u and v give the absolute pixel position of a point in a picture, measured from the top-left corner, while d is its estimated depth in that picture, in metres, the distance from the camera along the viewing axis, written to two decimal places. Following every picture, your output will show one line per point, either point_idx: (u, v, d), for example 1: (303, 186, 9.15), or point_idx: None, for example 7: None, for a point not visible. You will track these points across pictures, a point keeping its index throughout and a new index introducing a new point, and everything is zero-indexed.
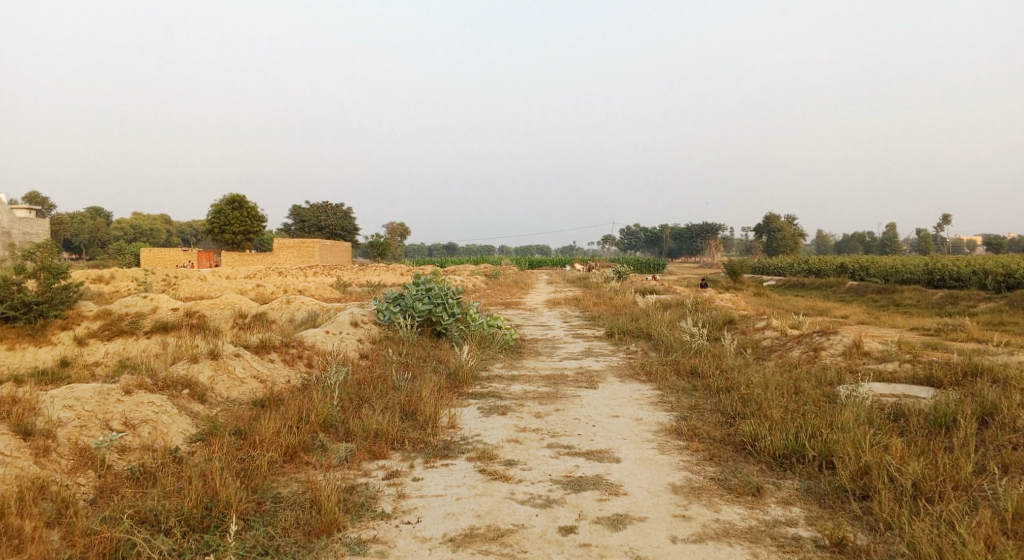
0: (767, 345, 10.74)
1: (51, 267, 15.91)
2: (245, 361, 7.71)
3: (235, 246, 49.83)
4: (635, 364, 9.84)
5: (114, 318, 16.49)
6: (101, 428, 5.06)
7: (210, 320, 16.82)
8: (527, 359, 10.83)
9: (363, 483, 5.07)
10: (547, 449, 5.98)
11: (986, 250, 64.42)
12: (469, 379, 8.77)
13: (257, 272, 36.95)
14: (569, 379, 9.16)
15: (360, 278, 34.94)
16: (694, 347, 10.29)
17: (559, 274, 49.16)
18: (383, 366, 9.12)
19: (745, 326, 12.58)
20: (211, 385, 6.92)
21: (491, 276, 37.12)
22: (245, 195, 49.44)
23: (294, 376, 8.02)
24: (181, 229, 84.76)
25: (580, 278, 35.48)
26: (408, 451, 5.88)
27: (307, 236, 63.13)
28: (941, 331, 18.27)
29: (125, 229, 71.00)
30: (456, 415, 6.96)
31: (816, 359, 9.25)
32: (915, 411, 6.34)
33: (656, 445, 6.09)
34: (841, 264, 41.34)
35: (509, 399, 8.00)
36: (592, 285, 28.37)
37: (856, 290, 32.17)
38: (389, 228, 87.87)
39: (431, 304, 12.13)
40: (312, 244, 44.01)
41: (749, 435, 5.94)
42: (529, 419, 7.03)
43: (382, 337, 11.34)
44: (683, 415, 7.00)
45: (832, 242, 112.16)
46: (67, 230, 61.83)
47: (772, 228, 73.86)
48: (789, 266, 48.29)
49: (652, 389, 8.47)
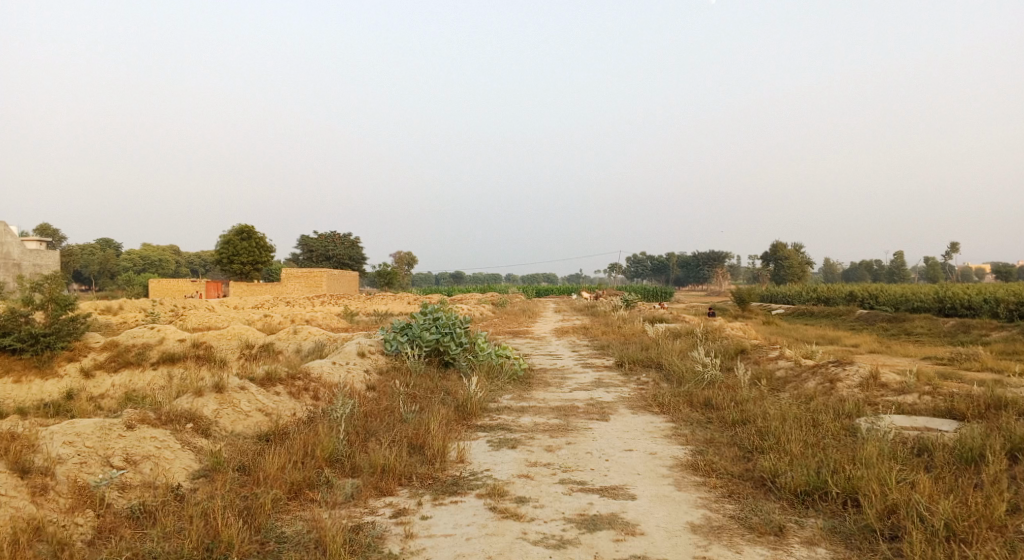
0: (782, 375, 10.53)
1: (59, 298, 15.90)
2: (251, 394, 7.58)
3: (243, 276, 49.98)
4: (647, 396, 9.65)
5: (120, 349, 16.42)
6: (102, 465, 4.94)
7: (217, 350, 16.73)
8: (536, 390, 10.65)
9: (370, 522, 4.91)
10: (559, 485, 5.79)
11: (995, 278, 63.97)
12: (478, 411, 8.60)
13: (265, 302, 36.99)
14: (580, 410, 8.98)
15: (367, 307, 34.89)
16: (706, 378, 10.11)
17: (566, 302, 49.02)
18: (390, 397, 8.97)
19: (757, 356, 12.38)
20: (215, 419, 6.80)
21: (498, 305, 36.99)
22: (254, 226, 49.72)
23: (300, 409, 7.88)
24: (190, 259, 85.25)
25: (588, 307, 35.28)
26: (416, 487, 5.72)
27: (315, 266, 63.31)
28: (956, 360, 17.99)
29: (135, 260, 71.47)
30: (465, 449, 6.79)
31: (833, 390, 9.04)
32: (940, 445, 6.14)
33: (672, 481, 5.90)
34: (850, 292, 41.04)
35: (519, 431, 7.82)
36: (600, 314, 28.19)
37: (867, 318, 31.84)
38: (397, 257, 88.15)
39: (438, 334, 12.00)
40: (319, 273, 44.09)
41: (768, 471, 5.75)
42: (539, 452, 6.85)
43: (389, 368, 11.19)
44: (699, 449, 6.80)
45: (840, 269, 111.66)
46: (76, 262, 62.23)
47: (780, 255, 73.61)
48: (798, 294, 47.97)
49: (665, 421, 8.28)
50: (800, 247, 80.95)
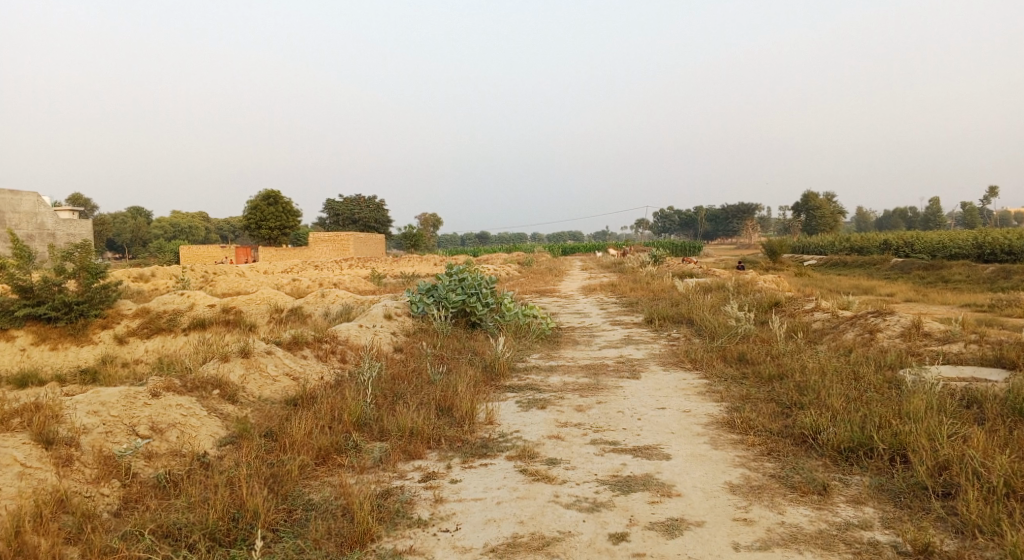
0: (818, 328, 10.20)
1: (90, 267, 16.07)
2: (277, 359, 7.52)
3: (271, 242, 50.38)
4: (679, 352, 9.42)
5: (152, 316, 16.62)
6: (127, 434, 4.91)
7: (247, 315, 16.85)
8: (564, 349, 10.48)
9: (399, 487, 4.81)
10: (591, 445, 5.64)
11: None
12: (506, 371, 8.46)
13: (293, 266, 37.29)
14: (610, 368, 8.80)
15: (394, 269, 34.97)
16: (740, 333, 9.83)
17: (592, 259, 48.70)
18: (417, 359, 8.87)
19: (791, 308, 12.03)
20: (242, 385, 6.74)
21: (524, 264, 36.74)
22: (280, 191, 49.87)
23: (327, 373, 7.82)
24: (219, 226, 86.29)
25: (615, 264, 34.86)
26: (445, 450, 5.61)
27: (341, 230, 63.56)
28: (997, 307, 17.39)
29: (166, 228, 72.55)
30: (494, 410, 6.66)
31: (873, 342, 8.71)
32: (991, 396, 5.83)
33: (707, 439, 5.71)
34: (885, 240, 39.97)
35: (548, 391, 7.67)
36: (627, 270, 27.79)
37: (902, 267, 31.02)
38: (422, 219, 88.15)
39: (464, 295, 11.85)
40: (346, 237, 44.23)
41: (810, 427, 5.52)
42: (570, 412, 6.70)
43: (415, 329, 11.10)
44: (735, 406, 6.58)
45: (874, 218, 108.93)
46: (109, 231, 63.38)
47: (811, 206, 71.88)
48: (830, 245, 46.92)
49: (698, 378, 8.07)
50: (832, 196, 78.92)
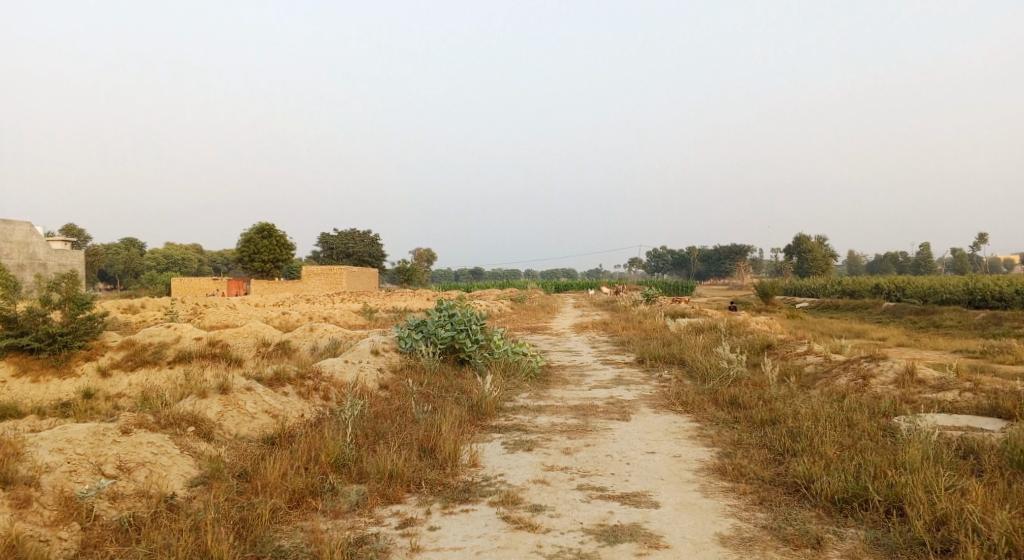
0: (811, 372, 10.05)
1: (76, 298, 15.84)
2: (257, 395, 7.32)
3: (263, 275, 50.16)
4: (670, 394, 9.26)
5: (137, 347, 16.35)
6: (93, 473, 4.69)
7: (233, 348, 16.60)
8: (554, 388, 10.30)
9: (375, 534, 4.60)
10: (577, 491, 5.44)
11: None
12: (493, 411, 8.26)
13: (285, 300, 37.06)
14: (599, 410, 8.61)
15: (386, 304, 34.77)
16: (732, 375, 9.68)
17: (585, 297, 48.60)
18: (402, 397, 8.67)
19: (784, 351, 11.89)
20: (219, 422, 6.53)
21: (516, 301, 36.62)
22: (274, 224, 49.86)
23: (309, 410, 7.61)
24: (212, 258, 86.06)
25: (607, 302, 34.78)
26: (426, 493, 5.40)
27: (334, 263, 63.46)
28: (989, 353, 17.33)
29: (158, 259, 72.22)
30: (479, 452, 6.46)
31: (866, 387, 8.57)
32: (988, 447, 5.68)
33: (698, 487, 5.53)
34: (876, 284, 40.11)
35: (535, 432, 7.48)
36: (619, 309, 27.67)
37: (893, 311, 31.04)
38: (416, 254, 88.19)
39: (453, 331, 11.69)
40: (339, 271, 44.10)
41: (803, 476, 5.35)
42: (557, 455, 6.51)
43: (403, 366, 10.90)
44: (726, 452, 6.40)
45: (865, 261, 109.70)
46: (101, 261, 63.11)
47: (802, 248, 72.35)
48: (822, 287, 47.05)
49: (689, 421, 7.89)
50: (823, 240, 79.53)
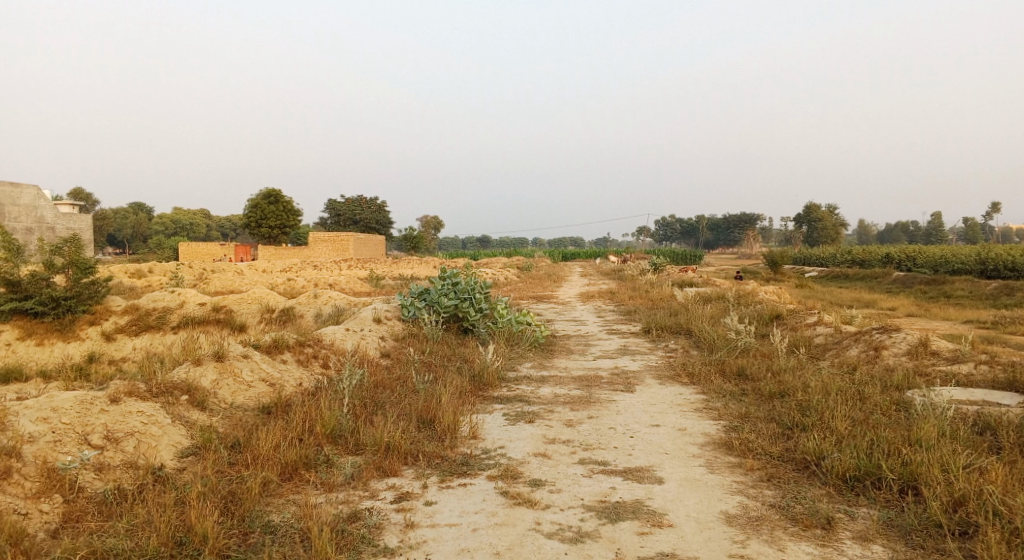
0: (821, 343, 9.82)
1: (79, 262, 15.70)
2: (254, 363, 7.17)
3: (271, 241, 50.05)
4: (676, 365, 9.07)
5: (142, 312, 16.28)
6: (79, 444, 4.53)
7: (237, 314, 16.50)
8: (558, 358, 10.13)
9: (369, 509, 4.45)
10: (579, 466, 5.28)
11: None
12: (495, 381, 8.10)
13: (291, 266, 37.00)
14: (603, 380, 8.43)
15: (392, 271, 34.61)
16: (740, 346, 9.46)
17: (592, 265, 48.30)
18: (403, 367, 8.51)
19: (793, 321, 11.65)
20: (214, 390, 6.39)
21: (523, 269, 36.45)
22: (281, 190, 49.60)
23: (307, 379, 7.47)
24: (220, 224, 86.07)
25: (615, 271, 34.52)
26: (422, 466, 5.25)
27: (342, 230, 63.27)
28: (1000, 324, 17.03)
29: (167, 224, 72.20)
30: (479, 423, 6.30)
31: (878, 360, 8.34)
32: (1007, 423, 5.46)
33: (703, 462, 5.35)
34: (887, 254, 39.57)
35: (538, 404, 7.31)
36: (626, 278, 27.42)
37: (903, 281, 30.64)
38: (423, 220, 87.86)
39: (457, 300, 11.50)
40: (346, 237, 43.89)
41: (814, 452, 5.17)
42: (559, 428, 6.34)
43: (405, 334, 10.74)
44: (734, 425, 6.22)
45: (875, 231, 108.59)
46: (110, 226, 63.14)
47: (813, 217, 71.50)
48: (831, 256, 46.58)
49: (695, 393, 7.71)
50: (834, 209, 78.57)
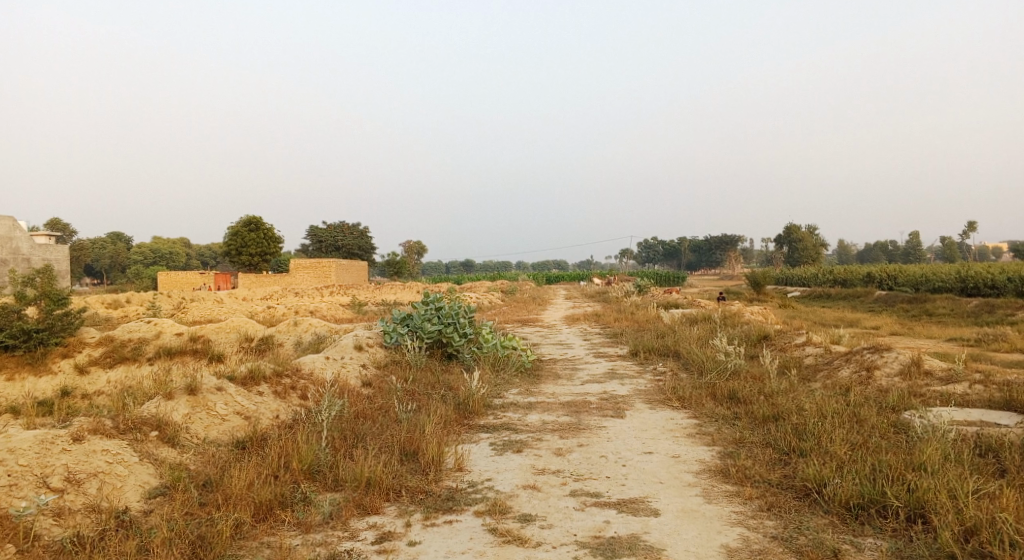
0: (811, 364, 9.68)
1: (52, 293, 15.25)
2: (228, 395, 6.86)
3: (252, 268, 49.49)
4: (666, 389, 8.88)
5: (116, 344, 15.82)
6: (36, 487, 4.20)
7: (216, 344, 16.09)
8: (545, 383, 9.89)
9: (349, 551, 4.18)
10: (570, 498, 5.04)
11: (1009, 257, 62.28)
12: (481, 409, 7.85)
13: (273, 293, 36.53)
14: (592, 406, 8.21)
15: (376, 297, 34.26)
16: (729, 368, 9.30)
17: (577, 288, 48.23)
18: (386, 395, 8.23)
19: (782, 342, 11.51)
20: (186, 425, 6.07)
21: (507, 293, 36.22)
22: (262, 218, 49.20)
23: (285, 411, 7.17)
24: (201, 252, 85.15)
25: (599, 294, 34.45)
26: (406, 503, 4.99)
27: (324, 256, 62.78)
28: (984, 341, 17.06)
29: (146, 253, 71.25)
30: (465, 454, 6.04)
31: (870, 381, 8.20)
32: (1009, 445, 5.32)
33: (700, 491, 5.13)
34: (868, 273, 39.89)
35: (525, 432, 7.06)
36: (611, 301, 27.30)
37: (885, 300, 30.80)
38: (406, 246, 87.53)
39: (441, 325, 11.25)
40: (328, 264, 43.48)
41: (814, 479, 4.97)
42: (548, 457, 6.10)
43: (387, 361, 10.45)
44: (729, 452, 6.02)
45: (854, 251, 109.91)
46: (87, 256, 62.14)
47: (793, 238, 72.21)
48: (812, 276, 46.85)
49: (687, 418, 7.51)
50: (814, 230, 79.48)
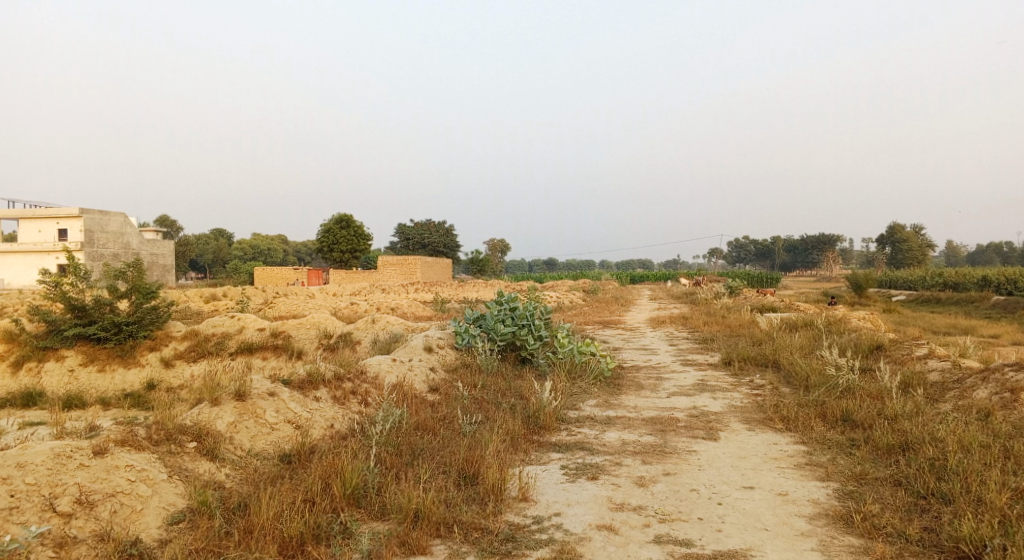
0: (939, 381, 8.08)
1: (142, 287, 15.52)
2: (280, 401, 6.45)
3: (341, 265, 50.64)
4: (766, 406, 7.78)
5: (201, 338, 16.02)
6: (41, 511, 3.97)
7: (295, 340, 16.04)
8: (626, 394, 8.95)
9: None
10: (654, 547, 4.19)
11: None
12: (553, 423, 7.05)
13: (360, 289, 37.14)
14: (680, 424, 7.24)
15: (459, 295, 34.06)
16: (840, 384, 8.05)
17: (662, 289, 46.51)
18: (451, 404, 7.57)
19: (900, 354, 9.98)
20: (230, 436, 5.74)
21: (590, 292, 35.12)
22: (352, 215, 50.24)
23: (341, 419, 6.66)
24: (296, 249, 88.56)
25: (686, 295, 32.70)
26: (456, 542, 4.28)
27: (410, 253, 63.62)
28: None
29: (246, 249, 74.60)
30: (531, 481, 5.26)
31: (1018, 405, 6.54)
32: None
33: (816, 545, 4.12)
34: (984, 275, 36.21)
35: (603, 453, 6.20)
36: (700, 302, 25.70)
37: (1006, 306, 27.63)
38: (491, 244, 87.67)
39: (514, 327, 10.54)
40: (413, 261, 43.74)
41: (972, 540, 3.86)
42: (628, 488, 5.23)
43: (457, 364, 9.83)
44: (848, 491, 4.92)
45: (966, 252, 101.45)
46: (192, 251, 65.52)
47: (896, 237, 67.34)
48: (920, 278, 43.15)
49: (793, 443, 6.44)
50: (920, 229, 73.74)
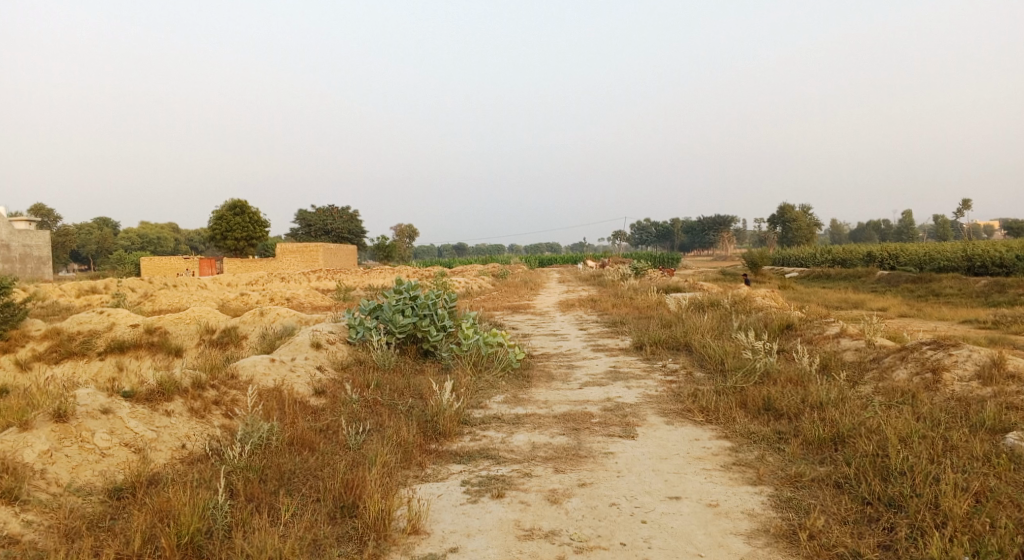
0: (854, 361, 7.81)
1: None
2: (116, 420, 5.22)
3: (237, 253, 47.49)
4: (685, 395, 7.23)
5: (62, 337, 13.98)
6: None
7: (173, 337, 14.31)
8: (535, 387, 8.21)
9: None
10: None
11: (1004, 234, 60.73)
12: (455, 427, 6.17)
13: (258, 279, 34.77)
14: (597, 420, 6.57)
15: (363, 282, 32.45)
16: (758, 368, 7.62)
17: (570, 271, 46.49)
18: (337, 411, 6.55)
19: (811, 333, 9.77)
20: (42, 469, 4.53)
21: (499, 277, 34.42)
22: (246, 201, 47.15)
23: (196, 437, 5.51)
24: (190, 236, 83.12)
25: (593, 277, 32.52)
26: None
27: (313, 240, 60.74)
28: (1003, 324, 15.40)
29: (133, 239, 69.02)
30: (423, 505, 4.38)
31: (939, 387, 6.27)
32: None
33: None
34: (869, 252, 38.12)
35: (511, 462, 5.38)
36: (608, 284, 25.51)
37: (889, 281, 29.04)
38: (399, 230, 85.36)
39: (415, 317, 9.57)
40: (315, 248, 41.53)
41: None
42: (539, 505, 4.46)
43: (349, 361, 8.77)
44: (785, 498, 4.34)
45: (848, 232, 108.27)
46: (72, 242, 59.76)
47: (787, 218, 70.62)
48: (810, 257, 45.12)
49: (717, 438, 5.89)
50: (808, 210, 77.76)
